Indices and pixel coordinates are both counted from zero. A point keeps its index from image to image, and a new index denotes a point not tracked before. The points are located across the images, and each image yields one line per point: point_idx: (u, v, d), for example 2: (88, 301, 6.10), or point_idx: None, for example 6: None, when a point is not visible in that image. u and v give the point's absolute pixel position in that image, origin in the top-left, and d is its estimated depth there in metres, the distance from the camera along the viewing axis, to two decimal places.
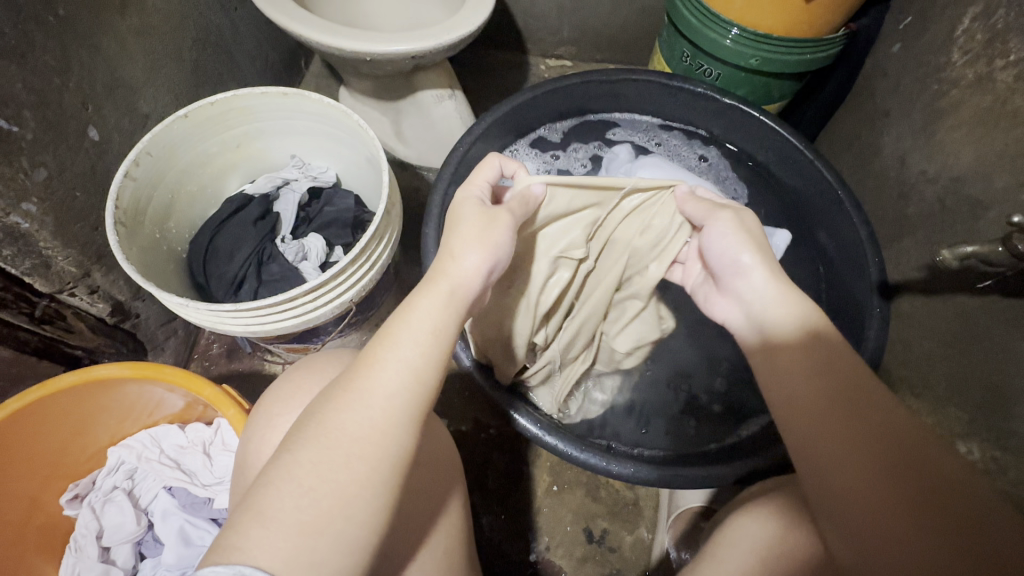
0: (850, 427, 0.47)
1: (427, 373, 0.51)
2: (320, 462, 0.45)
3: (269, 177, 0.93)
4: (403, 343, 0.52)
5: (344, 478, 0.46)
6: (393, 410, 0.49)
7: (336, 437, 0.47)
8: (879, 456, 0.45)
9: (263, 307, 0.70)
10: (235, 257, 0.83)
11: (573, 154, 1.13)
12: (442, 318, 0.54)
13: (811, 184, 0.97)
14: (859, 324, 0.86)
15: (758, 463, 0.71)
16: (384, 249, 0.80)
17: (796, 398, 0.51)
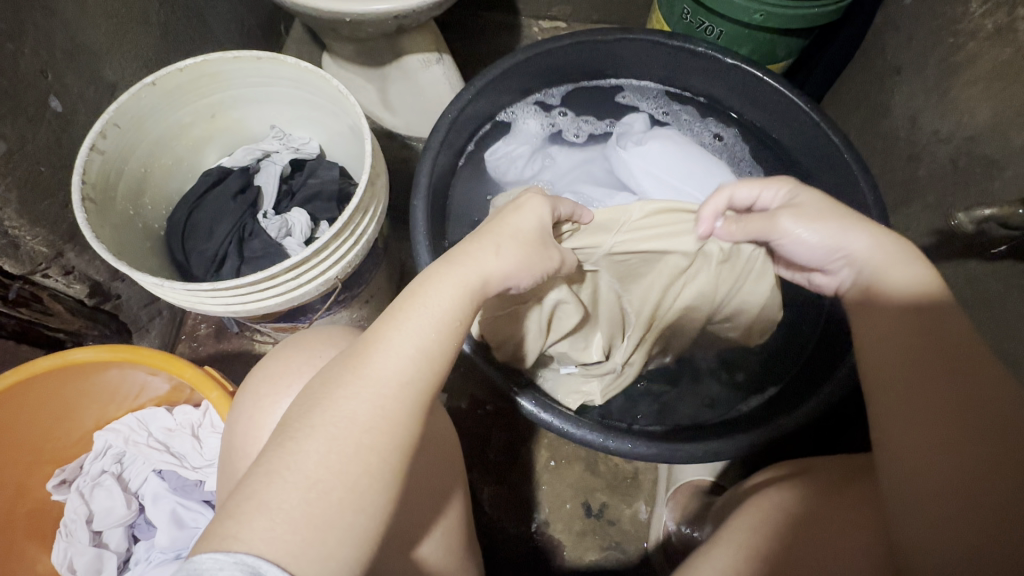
0: (941, 385, 0.46)
1: (436, 356, 0.49)
2: (325, 451, 0.43)
3: (248, 149, 0.88)
4: (413, 325, 0.49)
5: (352, 467, 0.43)
6: (397, 401, 0.47)
7: (338, 426, 0.44)
8: (978, 438, 0.43)
9: (243, 285, 0.67)
10: (214, 233, 0.79)
11: (579, 122, 1.09)
12: (454, 306, 0.51)
13: (816, 147, 0.93)
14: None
15: (759, 437, 0.69)
16: (370, 223, 0.76)
17: (908, 366, 0.48)
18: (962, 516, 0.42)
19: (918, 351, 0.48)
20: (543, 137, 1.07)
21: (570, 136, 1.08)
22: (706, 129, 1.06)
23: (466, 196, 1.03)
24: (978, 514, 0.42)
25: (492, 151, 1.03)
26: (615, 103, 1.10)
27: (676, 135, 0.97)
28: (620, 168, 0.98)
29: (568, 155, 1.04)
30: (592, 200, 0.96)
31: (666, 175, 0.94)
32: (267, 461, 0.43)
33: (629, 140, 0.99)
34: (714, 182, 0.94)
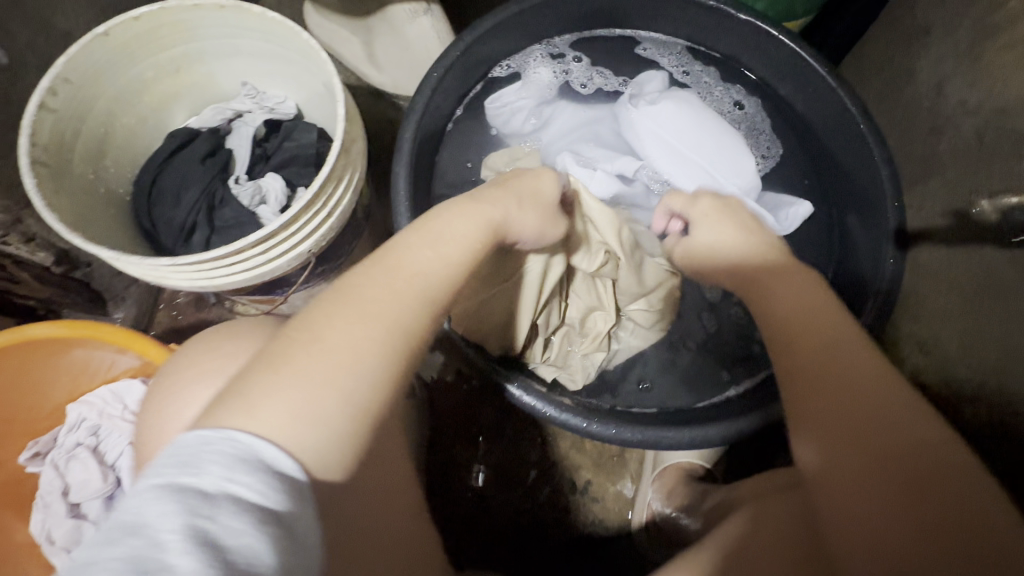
0: (827, 368, 0.48)
1: (443, 276, 0.50)
2: (309, 345, 0.42)
3: (217, 109, 0.82)
4: (430, 241, 0.51)
5: (330, 363, 0.42)
6: (396, 311, 0.46)
7: (328, 325, 0.43)
8: (867, 367, 0.47)
9: (206, 260, 0.63)
10: (182, 200, 0.74)
11: (592, 72, 1.01)
12: (468, 227, 0.53)
13: (829, 114, 0.86)
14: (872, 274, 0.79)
15: (749, 424, 0.67)
16: (344, 193, 0.71)
17: (806, 324, 0.52)
18: (861, 432, 0.44)
19: (801, 314, 0.53)
20: (551, 87, 0.99)
21: (578, 89, 1.01)
22: (727, 96, 0.97)
23: (454, 163, 0.97)
24: (875, 523, 0.41)
25: (492, 99, 0.96)
26: (635, 56, 1.00)
27: (692, 99, 0.91)
28: (629, 130, 0.92)
29: (575, 112, 0.98)
30: (593, 162, 0.91)
31: (676, 142, 0.89)
32: (286, 358, 0.41)
33: (642, 99, 0.92)
34: (727, 158, 0.88)
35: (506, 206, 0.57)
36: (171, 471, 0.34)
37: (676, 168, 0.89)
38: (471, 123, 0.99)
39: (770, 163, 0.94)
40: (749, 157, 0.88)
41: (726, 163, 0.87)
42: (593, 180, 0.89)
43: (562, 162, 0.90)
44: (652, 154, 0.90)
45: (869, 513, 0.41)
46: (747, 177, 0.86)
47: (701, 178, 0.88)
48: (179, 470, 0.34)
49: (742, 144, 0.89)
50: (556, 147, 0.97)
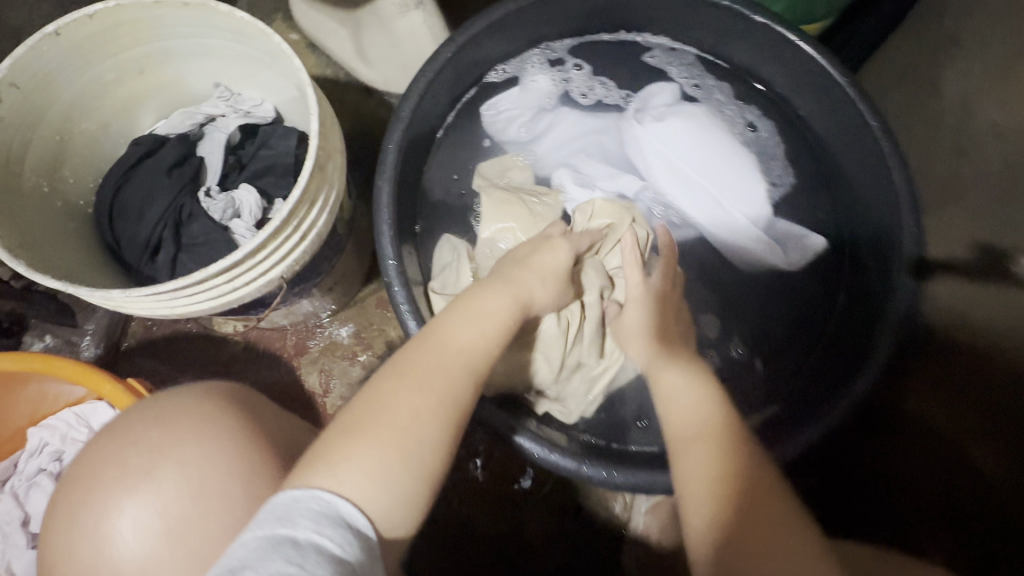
0: (708, 431, 0.56)
1: (473, 352, 0.56)
2: (378, 430, 0.50)
3: (186, 113, 0.76)
4: (454, 326, 0.58)
5: (392, 439, 0.49)
6: (443, 390, 0.53)
7: (384, 410, 0.51)
8: (725, 430, 0.56)
9: (163, 292, 0.56)
10: (146, 215, 0.69)
11: (594, 82, 0.94)
12: (486, 306, 0.59)
13: (843, 129, 0.80)
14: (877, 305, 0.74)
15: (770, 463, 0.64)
16: (321, 215, 0.63)
17: (681, 397, 0.60)
18: (729, 485, 0.51)
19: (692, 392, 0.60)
20: (550, 96, 0.93)
21: (578, 99, 0.94)
22: (738, 117, 0.89)
23: (444, 171, 0.91)
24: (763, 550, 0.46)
25: (490, 104, 0.91)
26: (642, 64, 0.94)
27: (701, 115, 0.85)
28: (633, 147, 0.87)
29: (576, 122, 0.90)
30: (592, 180, 0.87)
31: (682, 163, 0.83)
32: (362, 428, 0.50)
33: (647, 114, 0.87)
34: (735, 181, 0.82)
35: (531, 285, 0.64)
36: (271, 521, 0.42)
37: (680, 189, 0.84)
38: (463, 128, 0.92)
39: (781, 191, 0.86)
40: (759, 182, 0.83)
41: (733, 189, 0.82)
42: (591, 200, 0.86)
43: (560, 180, 0.88)
44: (655, 174, 0.85)
45: (722, 543, 0.48)
46: (755, 204, 0.82)
47: (706, 203, 0.83)
48: (277, 520, 0.42)
49: (751, 166, 0.84)
50: (552, 161, 0.90)
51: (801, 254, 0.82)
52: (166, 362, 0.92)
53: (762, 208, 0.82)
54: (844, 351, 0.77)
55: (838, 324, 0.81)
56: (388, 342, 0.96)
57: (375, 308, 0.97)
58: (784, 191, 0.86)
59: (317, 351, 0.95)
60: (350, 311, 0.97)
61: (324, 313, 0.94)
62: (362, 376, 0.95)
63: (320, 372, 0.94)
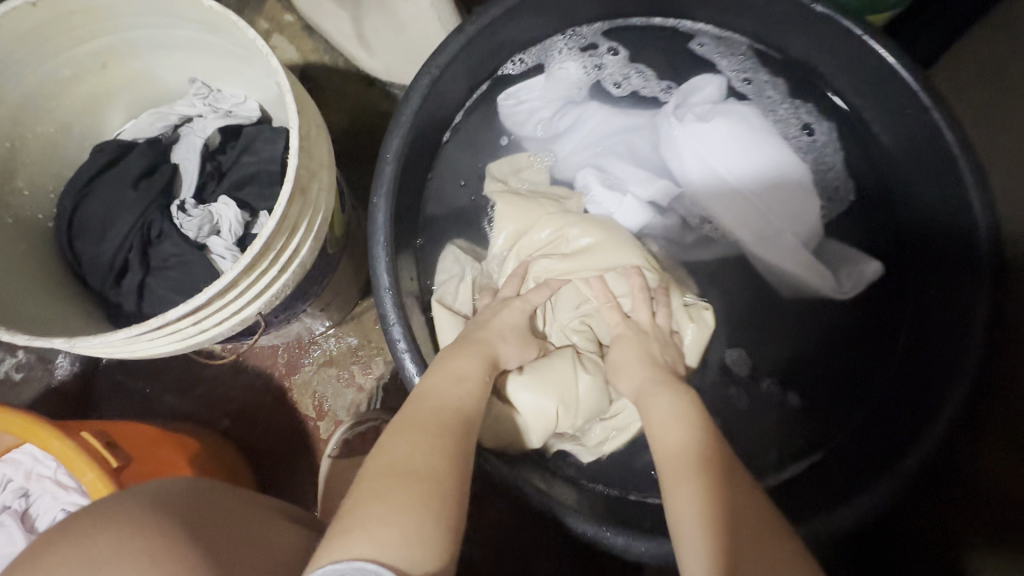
0: (696, 451, 0.53)
1: (458, 409, 0.54)
2: (399, 489, 0.46)
3: (157, 114, 0.68)
4: (432, 386, 0.55)
5: (414, 494, 0.46)
6: (438, 450, 0.49)
7: (396, 467, 0.47)
8: (700, 454, 0.53)
9: (117, 336, 0.48)
10: (110, 234, 0.61)
11: (630, 71, 0.83)
12: (462, 367, 0.57)
13: (911, 140, 0.69)
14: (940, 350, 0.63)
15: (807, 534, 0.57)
16: (303, 243, 0.55)
17: (665, 418, 0.57)
18: (720, 513, 0.49)
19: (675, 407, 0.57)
20: (581, 85, 0.83)
21: (610, 90, 0.83)
22: (793, 117, 0.79)
23: (450, 175, 0.80)
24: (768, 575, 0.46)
25: (508, 95, 0.81)
26: (690, 53, 0.83)
27: (750, 117, 0.74)
28: (670, 151, 0.76)
29: (606, 118, 0.80)
30: (622, 184, 0.76)
31: (727, 172, 0.72)
32: (384, 487, 0.46)
33: (689, 112, 0.76)
34: (786, 194, 0.71)
35: (494, 343, 0.62)
36: None
37: (723, 204, 0.72)
38: (472, 128, 0.81)
39: (835, 208, 0.77)
40: (813, 197, 0.72)
41: (783, 203, 0.71)
42: (620, 208, 0.75)
43: (583, 183, 0.77)
44: (694, 181, 0.74)
45: None
46: (806, 223, 0.72)
47: (752, 220, 0.71)
48: None
49: (805, 178, 0.72)
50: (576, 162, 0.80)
51: (856, 283, 0.72)
52: (148, 380, 0.86)
53: (814, 225, 0.72)
54: (892, 403, 0.67)
55: (888, 370, 0.70)
56: (388, 362, 0.88)
57: (375, 324, 0.89)
58: (839, 207, 0.77)
59: (311, 370, 0.88)
60: (347, 327, 0.89)
61: (319, 329, 0.85)
62: (360, 398, 0.87)
63: (314, 393, 0.87)
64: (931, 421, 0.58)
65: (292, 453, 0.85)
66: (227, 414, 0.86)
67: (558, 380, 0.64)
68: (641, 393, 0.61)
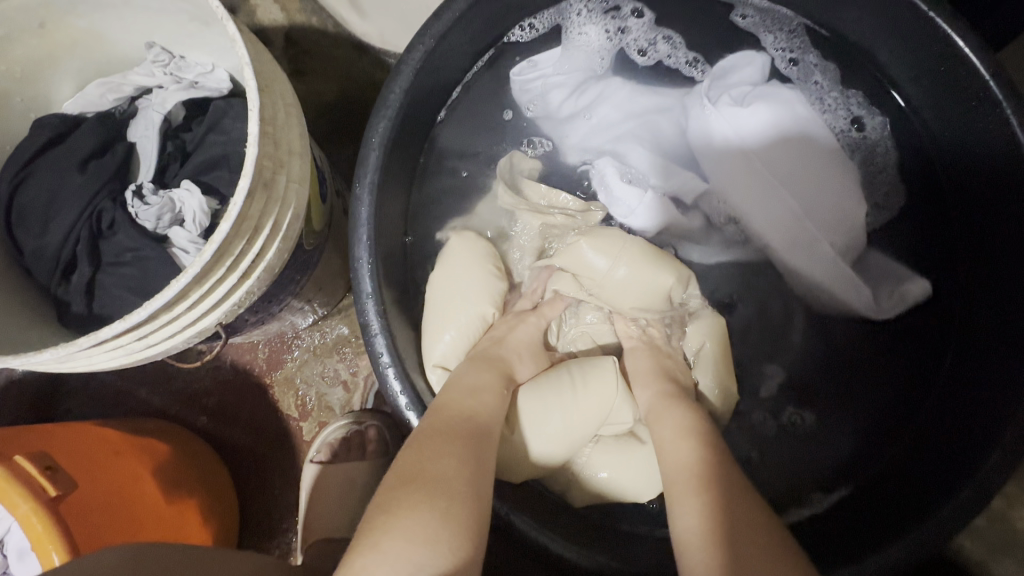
0: (701, 466, 0.48)
1: (480, 422, 0.50)
2: (412, 512, 0.41)
3: (108, 83, 0.59)
4: (451, 397, 0.51)
5: (424, 514, 0.41)
6: (464, 468, 0.45)
7: (413, 484, 0.43)
8: (704, 466, 0.48)
9: (46, 354, 0.41)
10: (54, 223, 0.53)
11: (658, 37, 0.73)
12: (477, 380, 0.54)
13: (976, 137, 0.60)
14: (996, 386, 0.55)
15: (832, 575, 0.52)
16: (272, 246, 0.48)
17: (675, 433, 0.52)
18: (719, 534, 0.43)
19: (691, 422, 0.52)
20: (602, 54, 0.73)
21: (634, 59, 0.73)
22: (842, 107, 0.69)
23: (446, 159, 0.71)
24: None
25: (521, 66, 0.72)
26: (729, 26, 0.72)
27: (794, 104, 0.65)
28: (700, 139, 0.67)
29: (629, 97, 0.70)
30: (641, 176, 0.68)
31: (764, 165, 0.63)
32: (403, 499, 0.42)
33: (724, 95, 0.67)
34: (828, 195, 0.63)
35: (511, 360, 0.58)
36: None
37: (756, 203, 0.64)
38: (473, 107, 0.72)
39: (886, 213, 0.67)
40: (858, 202, 0.64)
41: (823, 206, 0.63)
42: (639, 204, 0.66)
43: (597, 172, 0.68)
44: (725, 176, 0.65)
45: None
46: (848, 232, 0.64)
47: (790, 225, 0.63)
48: None
49: (850, 175, 0.64)
50: (590, 147, 0.70)
51: (902, 300, 0.64)
52: (117, 374, 0.80)
53: (859, 232, 0.64)
54: (938, 438, 0.59)
55: (934, 397, 0.62)
56: None
57: None
58: (891, 212, 0.68)
59: (294, 366, 0.82)
60: (334, 321, 0.82)
61: (304, 323, 0.79)
62: (346, 397, 0.81)
63: (297, 390, 0.81)
64: (984, 464, 0.51)
65: (273, 453, 0.80)
66: (203, 411, 0.80)
67: (563, 395, 0.56)
68: (658, 408, 0.56)
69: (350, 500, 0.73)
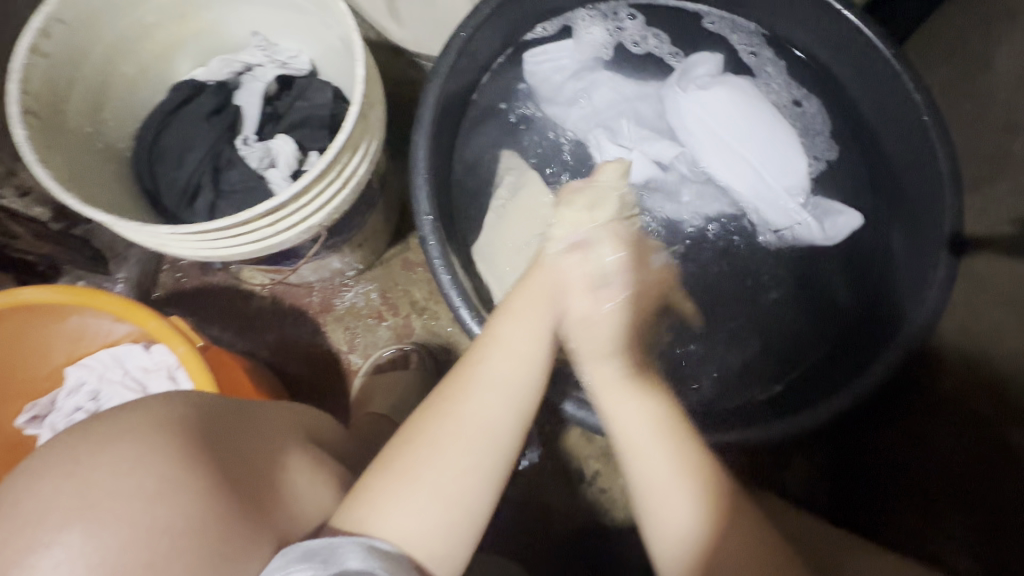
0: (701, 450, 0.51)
1: (520, 400, 0.52)
2: (419, 489, 0.46)
3: (224, 60, 0.76)
4: (492, 361, 0.52)
5: (436, 490, 0.46)
6: (479, 447, 0.49)
7: (422, 461, 0.47)
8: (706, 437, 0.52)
9: (208, 230, 0.56)
10: (186, 160, 0.70)
11: (648, 34, 0.92)
12: (523, 339, 0.54)
13: (886, 106, 0.79)
14: (920, 281, 0.72)
15: (791, 428, 0.67)
16: (362, 164, 0.64)
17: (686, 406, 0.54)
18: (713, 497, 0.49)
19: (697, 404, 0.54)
20: (606, 46, 0.92)
21: (630, 49, 0.92)
22: (785, 91, 0.89)
23: (475, 131, 0.89)
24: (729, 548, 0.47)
25: (533, 52, 0.88)
26: (699, 29, 0.92)
27: (747, 87, 0.83)
28: (673, 114, 0.85)
29: (619, 83, 0.89)
30: (629, 144, 0.85)
31: (723, 135, 0.81)
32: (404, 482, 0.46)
33: (691, 81, 0.84)
34: (777, 155, 0.80)
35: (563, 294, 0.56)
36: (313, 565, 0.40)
37: (720, 162, 0.82)
38: (497, 91, 0.90)
39: (821, 166, 0.86)
40: (801, 156, 0.81)
41: (774, 166, 0.80)
42: (627, 162, 0.85)
43: (595, 142, 0.86)
44: (694, 142, 0.83)
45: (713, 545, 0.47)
46: (795, 180, 0.81)
47: (749, 177, 0.81)
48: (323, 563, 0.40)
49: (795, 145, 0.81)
50: (589, 122, 0.88)
51: (840, 232, 0.82)
52: (195, 314, 0.94)
53: (803, 185, 0.81)
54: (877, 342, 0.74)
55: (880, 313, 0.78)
56: (414, 304, 0.96)
57: (402, 269, 0.97)
58: (825, 166, 0.87)
59: (343, 309, 0.96)
60: (377, 271, 0.97)
61: (353, 271, 0.94)
62: (388, 335, 0.96)
63: (346, 330, 0.95)
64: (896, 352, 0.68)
65: (327, 382, 0.94)
66: (267, 345, 0.95)
67: None
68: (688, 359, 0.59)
69: (402, 403, 0.86)
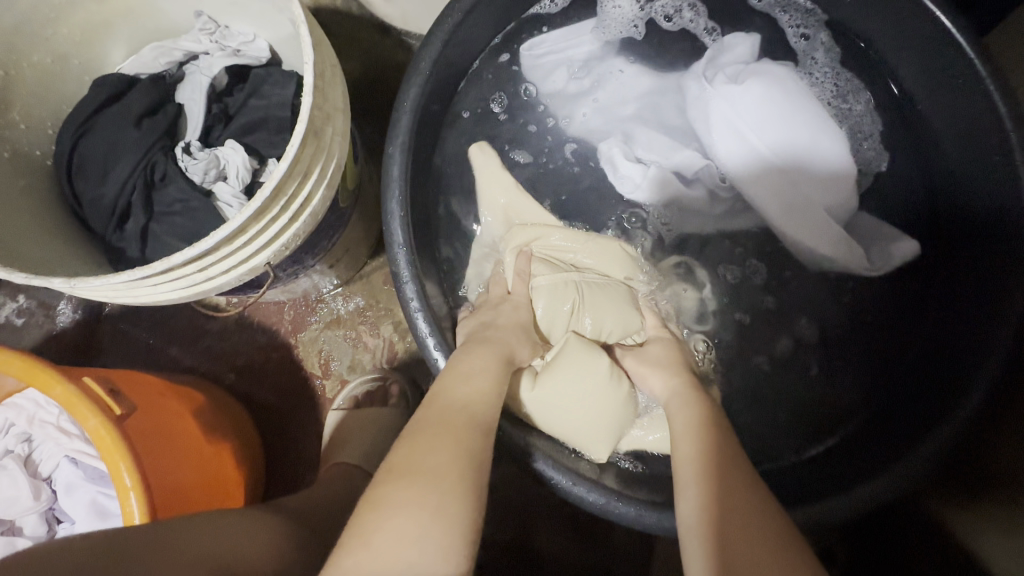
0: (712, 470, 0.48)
1: (476, 445, 0.48)
2: (390, 531, 0.41)
3: (159, 48, 0.64)
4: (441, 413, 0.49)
5: (399, 533, 0.41)
6: (436, 490, 0.44)
7: (379, 511, 0.42)
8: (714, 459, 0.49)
9: (120, 280, 0.45)
10: (112, 173, 0.58)
11: (684, 7, 0.76)
12: (481, 374, 0.53)
13: (958, 115, 0.65)
14: (982, 324, 0.59)
15: (823, 512, 0.55)
16: (316, 188, 0.52)
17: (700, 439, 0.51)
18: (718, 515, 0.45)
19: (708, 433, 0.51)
20: (635, 23, 0.76)
21: (662, 26, 0.76)
22: (840, 86, 0.74)
23: (466, 130, 0.75)
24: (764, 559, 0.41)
25: (533, 44, 0.75)
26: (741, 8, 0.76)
27: (789, 77, 0.69)
28: (697, 111, 0.71)
29: (639, 75, 0.75)
30: (646, 154, 0.72)
31: (760, 133, 0.67)
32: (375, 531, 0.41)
33: (722, 72, 0.71)
34: (822, 156, 0.66)
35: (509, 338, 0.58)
36: None
37: (754, 168, 0.68)
38: (494, 82, 0.76)
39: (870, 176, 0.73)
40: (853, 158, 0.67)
41: (820, 167, 0.66)
42: (645, 178, 0.71)
43: (606, 148, 0.73)
44: (722, 146, 0.69)
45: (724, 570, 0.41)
46: (842, 195, 0.67)
47: (787, 190, 0.67)
48: None
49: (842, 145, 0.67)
50: (603, 123, 0.75)
51: (891, 259, 0.69)
52: (152, 331, 0.85)
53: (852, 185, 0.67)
54: (925, 395, 0.62)
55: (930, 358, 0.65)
56: (396, 325, 0.86)
57: (384, 285, 0.86)
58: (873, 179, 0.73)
59: (317, 328, 0.86)
60: (355, 286, 0.86)
61: (328, 287, 0.83)
62: (368, 359, 0.86)
63: (319, 352, 0.85)
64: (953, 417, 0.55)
65: (299, 411, 0.84)
66: (232, 368, 0.85)
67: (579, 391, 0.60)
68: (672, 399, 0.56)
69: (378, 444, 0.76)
